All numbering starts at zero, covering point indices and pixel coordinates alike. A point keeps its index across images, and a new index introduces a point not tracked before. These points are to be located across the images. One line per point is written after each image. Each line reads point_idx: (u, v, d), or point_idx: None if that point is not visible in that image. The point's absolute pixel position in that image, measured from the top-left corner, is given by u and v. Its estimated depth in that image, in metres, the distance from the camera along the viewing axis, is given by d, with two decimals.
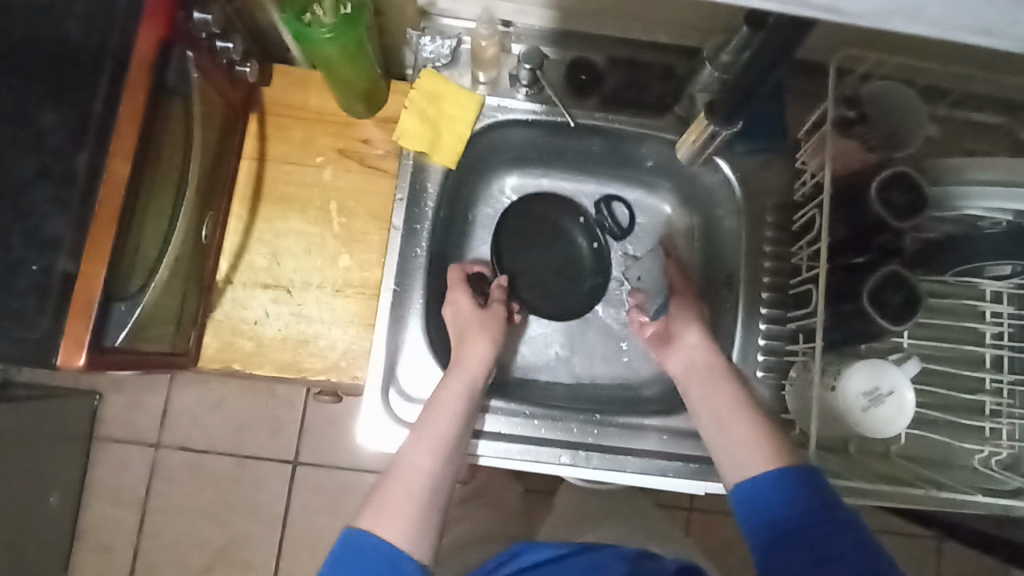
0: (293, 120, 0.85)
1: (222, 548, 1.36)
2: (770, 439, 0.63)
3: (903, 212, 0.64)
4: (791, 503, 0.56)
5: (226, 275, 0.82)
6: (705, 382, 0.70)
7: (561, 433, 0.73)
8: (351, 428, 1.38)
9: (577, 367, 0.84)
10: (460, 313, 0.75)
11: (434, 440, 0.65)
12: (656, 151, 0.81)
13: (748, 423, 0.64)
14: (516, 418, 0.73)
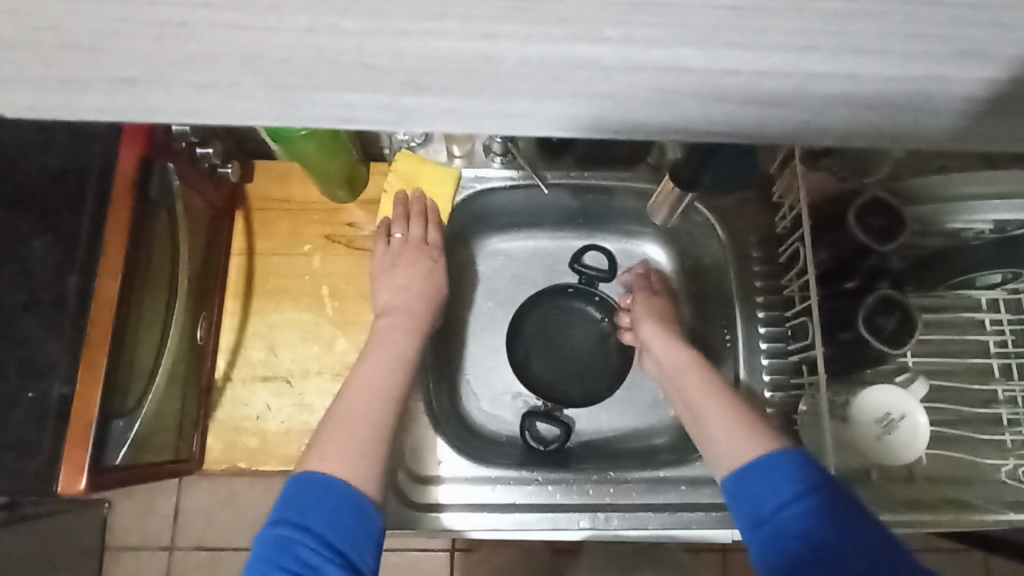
0: (278, 213, 0.87)
1: None
2: (755, 418, 0.61)
3: (884, 235, 0.64)
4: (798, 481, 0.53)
5: (224, 372, 0.82)
6: (693, 372, 0.67)
7: (578, 497, 0.71)
8: None
9: (588, 422, 0.83)
10: (426, 266, 0.72)
11: (356, 394, 0.62)
12: (635, 201, 0.84)
13: (727, 408, 0.63)
14: (530, 484, 0.71)
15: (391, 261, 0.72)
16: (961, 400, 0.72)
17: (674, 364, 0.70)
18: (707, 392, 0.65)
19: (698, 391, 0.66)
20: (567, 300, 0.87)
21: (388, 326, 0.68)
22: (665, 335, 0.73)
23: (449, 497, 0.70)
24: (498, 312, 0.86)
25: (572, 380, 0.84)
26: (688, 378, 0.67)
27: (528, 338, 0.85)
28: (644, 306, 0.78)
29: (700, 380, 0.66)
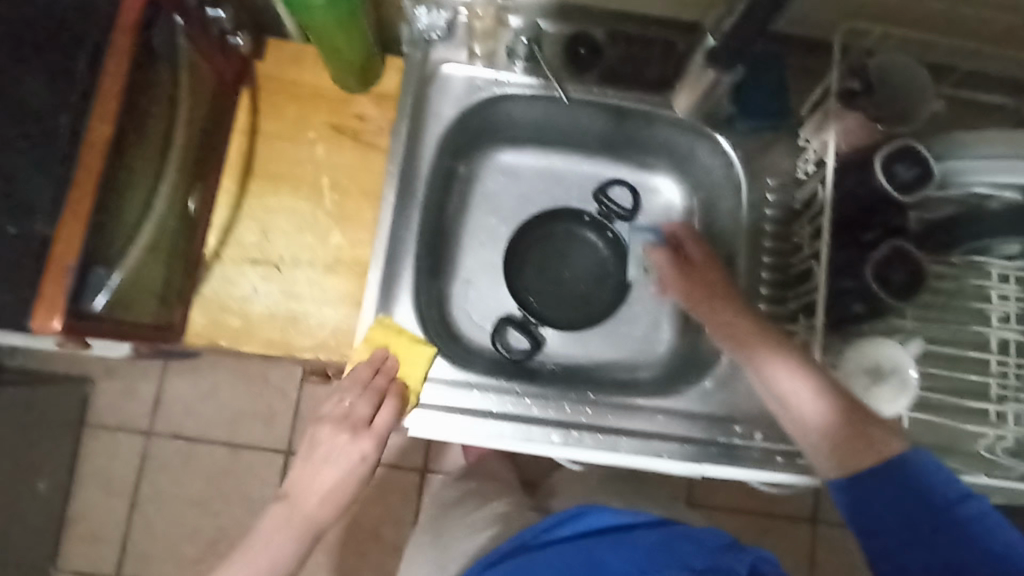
0: (286, 96, 0.84)
1: (216, 540, 1.36)
2: (864, 419, 0.58)
3: (909, 186, 0.61)
4: (913, 502, 0.53)
5: (215, 250, 0.80)
6: (776, 360, 0.63)
7: (554, 413, 0.71)
8: None
9: (572, 347, 0.84)
10: (342, 463, 0.60)
11: (311, 506, 0.59)
12: (657, 130, 0.80)
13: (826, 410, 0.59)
14: (508, 395, 0.71)
15: (326, 457, 0.60)
16: (953, 369, 0.71)
17: (751, 351, 0.66)
18: (800, 391, 0.61)
19: (784, 388, 0.62)
20: (573, 225, 0.85)
21: (287, 495, 0.60)
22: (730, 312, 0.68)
23: (426, 396, 0.70)
24: (499, 227, 0.84)
25: (563, 305, 0.84)
26: (769, 369, 0.63)
27: (526, 256, 0.84)
28: (687, 269, 0.73)
29: (783, 377, 0.62)
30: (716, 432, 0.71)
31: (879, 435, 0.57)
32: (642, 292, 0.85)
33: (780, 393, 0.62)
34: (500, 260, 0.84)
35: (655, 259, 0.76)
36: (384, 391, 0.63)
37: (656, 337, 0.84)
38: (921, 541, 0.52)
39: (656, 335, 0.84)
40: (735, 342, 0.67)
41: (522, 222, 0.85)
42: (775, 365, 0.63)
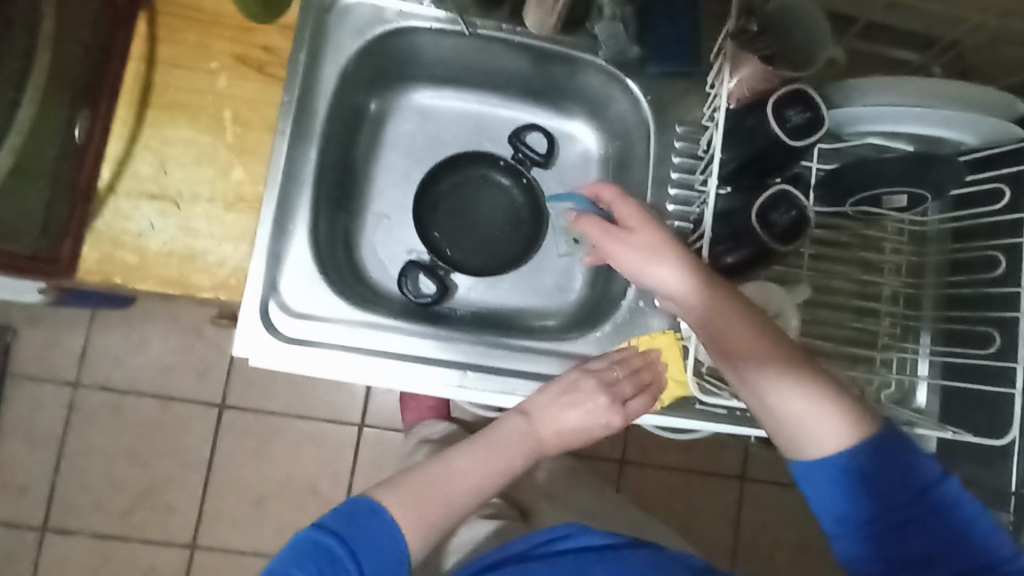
0: (186, 21, 0.79)
1: (145, 492, 1.35)
2: (858, 419, 0.57)
3: (799, 131, 0.62)
4: (885, 487, 0.55)
5: (108, 183, 0.76)
6: (746, 347, 0.59)
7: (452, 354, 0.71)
8: (283, 376, 1.39)
9: (483, 294, 0.83)
10: (583, 412, 0.68)
11: (549, 436, 0.68)
12: (570, 72, 0.79)
13: (809, 412, 0.57)
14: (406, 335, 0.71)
15: (566, 390, 0.68)
16: (842, 317, 0.73)
17: (715, 335, 0.61)
18: (783, 394, 0.58)
19: (756, 379, 0.59)
20: (487, 169, 0.84)
21: (501, 425, 0.68)
22: (684, 291, 0.62)
23: (321, 336, 0.68)
24: (411, 170, 0.83)
25: (475, 251, 0.83)
26: (738, 358, 0.60)
27: (437, 200, 0.83)
28: (629, 242, 0.64)
29: (752, 367, 0.59)
30: None
31: (857, 417, 0.57)
32: (557, 239, 0.84)
33: (750, 381, 0.59)
34: (411, 204, 0.82)
35: (584, 229, 0.66)
36: (648, 388, 0.69)
37: (569, 284, 0.84)
38: (887, 521, 0.55)
39: (569, 282, 0.84)
40: (709, 337, 0.61)
41: (434, 165, 0.83)
42: (757, 365, 0.59)
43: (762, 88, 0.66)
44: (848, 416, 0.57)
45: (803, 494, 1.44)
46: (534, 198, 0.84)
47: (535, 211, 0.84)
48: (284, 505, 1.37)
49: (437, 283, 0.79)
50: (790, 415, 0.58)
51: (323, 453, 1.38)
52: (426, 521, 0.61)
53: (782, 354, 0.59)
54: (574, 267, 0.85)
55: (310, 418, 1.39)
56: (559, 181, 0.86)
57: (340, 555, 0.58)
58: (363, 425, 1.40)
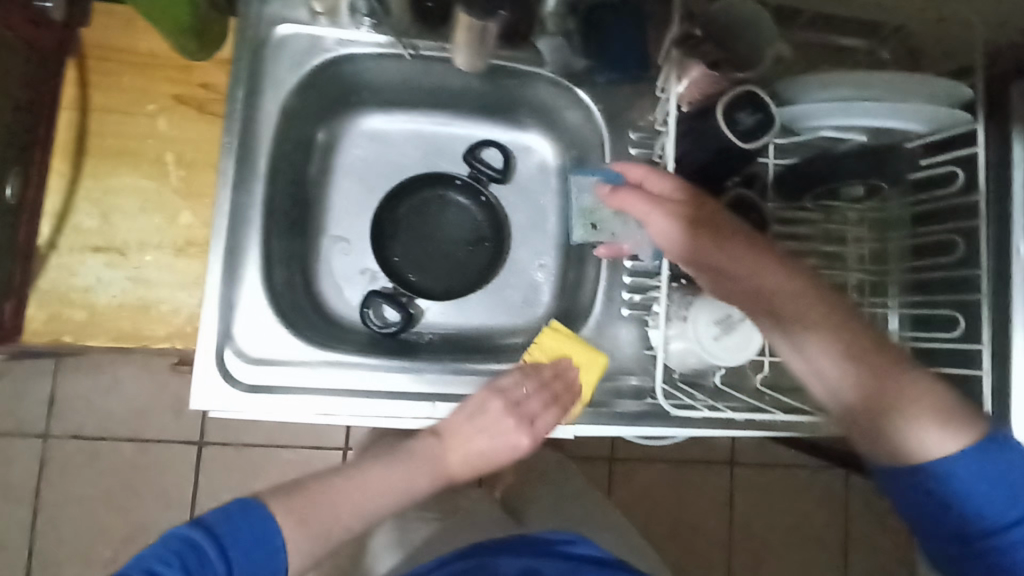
0: (117, 62, 0.76)
1: (129, 538, 1.31)
2: (943, 394, 0.53)
3: (751, 133, 0.61)
4: (932, 522, 0.53)
5: (49, 239, 0.74)
6: (810, 328, 0.56)
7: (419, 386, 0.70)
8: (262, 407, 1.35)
9: (449, 318, 0.82)
10: (489, 445, 0.65)
11: (455, 462, 0.64)
12: (520, 86, 0.78)
13: (892, 384, 0.54)
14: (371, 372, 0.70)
15: (484, 419, 0.65)
16: None
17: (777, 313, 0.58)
18: (867, 368, 0.55)
19: (822, 363, 0.56)
20: (445, 189, 0.83)
21: (416, 446, 0.64)
22: (741, 266, 0.59)
23: (281, 379, 0.66)
24: (366, 197, 0.81)
25: (438, 276, 0.82)
26: (802, 337, 0.57)
27: (395, 226, 0.81)
28: (677, 216, 0.61)
29: (818, 348, 0.56)
30: (585, 393, 0.71)
31: (936, 409, 0.53)
32: (519, 255, 0.84)
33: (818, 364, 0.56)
34: (369, 231, 0.81)
35: (622, 203, 0.64)
36: (559, 400, 0.67)
37: (536, 300, 0.83)
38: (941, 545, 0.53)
39: (535, 298, 0.83)
40: (772, 309, 0.59)
41: (390, 189, 0.81)
42: (832, 338, 0.56)
43: (711, 91, 0.65)
44: (931, 390, 0.54)
45: (793, 473, 1.45)
46: (494, 215, 0.83)
47: (495, 229, 0.83)
48: None
49: (400, 310, 0.77)
50: (874, 390, 0.54)
51: None
52: (314, 529, 0.58)
53: (854, 334, 0.55)
54: (540, 283, 0.84)
55: (294, 447, 1.33)
56: (518, 194, 0.85)
57: (210, 553, 0.54)
58: (348, 450, 1.38)
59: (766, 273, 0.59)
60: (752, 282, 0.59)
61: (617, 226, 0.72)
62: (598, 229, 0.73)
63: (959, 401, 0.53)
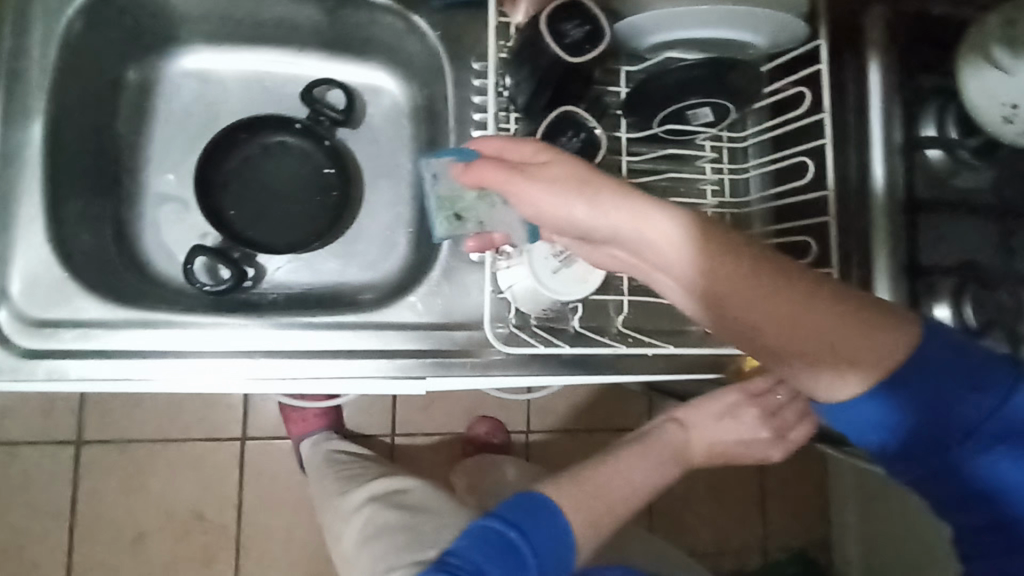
0: None
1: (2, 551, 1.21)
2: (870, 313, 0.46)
3: (580, 46, 0.57)
4: (938, 415, 0.46)
5: None
6: (735, 286, 0.45)
7: (238, 344, 0.63)
8: (145, 399, 1.26)
9: (295, 272, 0.75)
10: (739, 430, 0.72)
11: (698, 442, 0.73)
12: (352, 15, 0.71)
13: (825, 321, 0.45)
14: (182, 328, 0.63)
15: (731, 413, 0.73)
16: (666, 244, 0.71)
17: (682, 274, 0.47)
18: (799, 315, 0.45)
19: (750, 320, 0.46)
20: (284, 135, 0.76)
21: (662, 435, 0.73)
22: (629, 226, 0.47)
23: (71, 341, 0.59)
24: (191, 145, 0.74)
25: (278, 227, 0.74)
26: (719, 297, 0.46)
27: (227, 176, 0.74)
28: (547, 185, 0.49)
29: (745, 305, 0.45)
30: (432, 342, 0.66)
31: (865, 325, 0.46)
32: (371, 202, 0.77)
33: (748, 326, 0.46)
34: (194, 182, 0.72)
35: (476, 179, 0.50)
36: (781, 416, 0.72)
37: (393, 250, 0.77)
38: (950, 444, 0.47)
39: (393, 248, 0.77)
40: (695, 283, 0.46)
41: (216, 134, 0.73)
42: (760, 291, 0.45)
43: (541, 6, 0.61)
44: (862, 313, 0.46)
45: None
46: (339, 161, 0.76)
47: (342, 174, 0.76)
48: (166, 538, 1.25)
49: (230, 266, 0.69)
50: (813, 341, 0.46)
51: (204, 475, 1.26)
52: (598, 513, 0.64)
53: (782, 280, 0.45)
54: (396, 232, 0.77)
55: (185, 438, 1.26)
56: (366, 139, 0.78)
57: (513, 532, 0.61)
58: (246, 439, 1.28)
59: (668, 231, 0.46)
60: (664, 250, 0.47)
61: (483, 217, 0.57)
62: (463, 221, 0.58)
63: (889, 319, 0.46)
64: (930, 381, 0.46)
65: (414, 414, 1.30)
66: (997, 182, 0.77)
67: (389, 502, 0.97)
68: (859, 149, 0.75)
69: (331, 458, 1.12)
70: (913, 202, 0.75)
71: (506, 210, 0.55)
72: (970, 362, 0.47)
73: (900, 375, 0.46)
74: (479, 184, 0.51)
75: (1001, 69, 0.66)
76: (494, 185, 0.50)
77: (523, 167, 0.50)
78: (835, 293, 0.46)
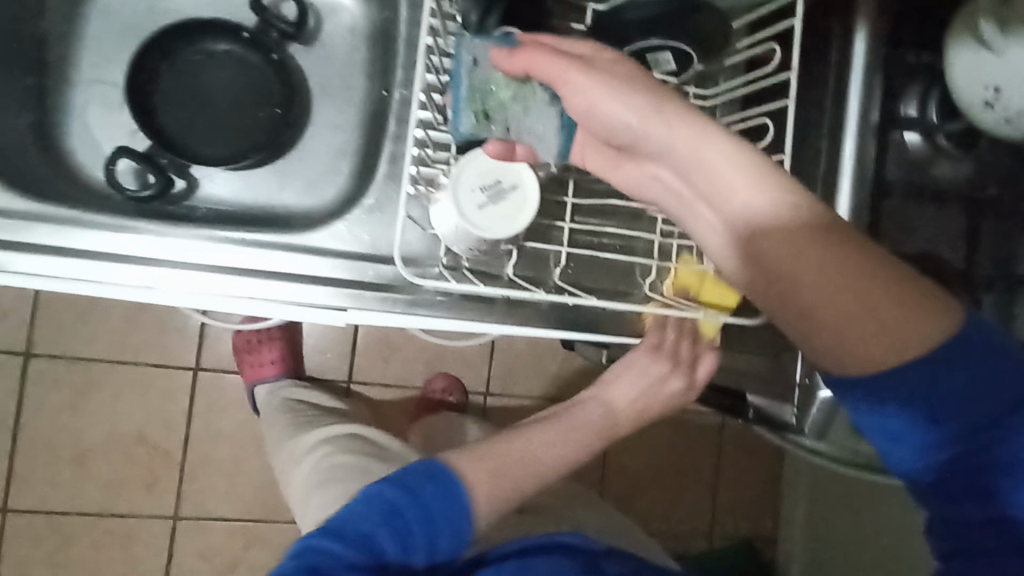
0: None
1: None
2: (908, 291, 0.41)
3: None
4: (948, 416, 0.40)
5: None
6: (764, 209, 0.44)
7: (147, 252, 0.60)
8: (98, 319, 1.23)
9: (230, 190, 0.72)
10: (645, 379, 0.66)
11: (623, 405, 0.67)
12: None
13: (843, 277, 0.41)
14: (87, 228, 0.59)
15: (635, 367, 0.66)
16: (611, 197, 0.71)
17: (708, 198, 0.47)
18: (817, 258, 0.42)
19: (755, 258, 0.45)
20: (230, 44, 0.71)
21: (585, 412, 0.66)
22: (671, 134, 0.47)
23: None
24: (128, 44, 0.70)
25: (213, 140, 0.71)
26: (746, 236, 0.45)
27: (164, 78, 0.70)
28: (604, 83, 0.49)
29: (756, 237, 0.44)
30: (356, 274, 0.63)
31: (908, 314, 0.40)
32: (318, 126, 0.74)
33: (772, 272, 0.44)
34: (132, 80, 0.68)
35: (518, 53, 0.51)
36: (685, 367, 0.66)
37: (337, 178, 0.73)
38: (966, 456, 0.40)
39: (336, 174, 0.73)
40: (723, 202, 0.46)
41: (156, 32, 0.69)
42: (778, 220, 0.43)
43: None
44: (899, 287, 0.41)
45: (678, 416, 1.40)
46: (288, 77, 0.72)
47: (287, 92, 0.71)
48: (110, 460, 1.24)
49: (155, 173, 0.66)
50: (819, 289, 0.42)
51: (153, 401, 1.25)
52: (500, 485, 0.59)
53: (817, 216, 0.43)
54: (342, 160, 0.73)
55: (137, 362, 1.24)
56: (318, 58, 0.74)
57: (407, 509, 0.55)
58: (198, 369, 1.26)
59: (707, 146, 0.46)
60: (697, 161, 0.47)
61: (516, 118, 0.54)
62: (491, 123, 0.54)
63: (933, 306, 0.40)
64: (940, 381, 0.40)
65: (372, 363, 1.28)
66: (975, 174, 0.73)
67: (350, 448, 0.92)
68: (831, 123, 0.71)
69: (290, 407, 1.10)
70: (882, 186, 0.71)
71: (547, 113, 0.55)
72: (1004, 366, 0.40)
73: (929, 370, 0.40)
74: (525, 72, 0.51)
75: (988, 49, 0.62)
76: (541, 72, 0.50)
77: (582, 58, 0.50)
78: (873, 255, 0.41)
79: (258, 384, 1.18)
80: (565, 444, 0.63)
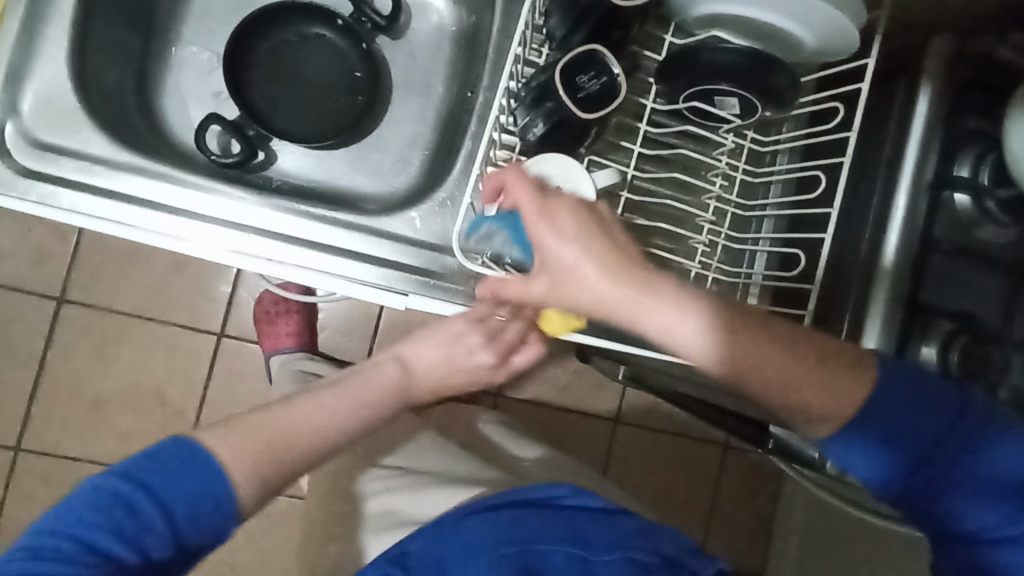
0: None
1: None
2: (828, 361, 0.50)
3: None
4: (911, 453, 0.51)
5: None
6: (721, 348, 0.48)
7: (230, 216, 0.63)
8: (134, 273, 1.26)
9: (304, 166, 0.75)
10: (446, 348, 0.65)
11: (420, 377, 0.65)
12: None
13: (795, 368, 0.50)
14: (178, 187, 0.62)
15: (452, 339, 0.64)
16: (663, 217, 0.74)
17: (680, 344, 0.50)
18: (778, 369, 0.49)
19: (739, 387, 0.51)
20: (325, 29, 0.75)
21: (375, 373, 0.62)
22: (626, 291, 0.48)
23: (68, 174, 0.59)
24: (230, 18, 0.73)
25: (296, 117, 0.74)
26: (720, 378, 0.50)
27: (259, 53, 0.73)
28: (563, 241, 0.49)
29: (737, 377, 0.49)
30: (421, 263, 0.66)
31: (838, 382, 0.50)
32: (394, 117, 0.77)
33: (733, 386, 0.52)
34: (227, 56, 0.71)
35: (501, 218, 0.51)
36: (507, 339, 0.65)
37: (406, 168, 0.76)
38: (925, 481, 0.51)
39: (405, 164, 0.76)
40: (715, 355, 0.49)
41: (258, 9, 0.72)
42: (750, 356, 0.49)
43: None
44: (827, 363, 0.50)
45: (683, 441, 1.42)
46: (374, 67, 0.75)
47: (371, 81, 0.75)
48: (125, 412, 1.26)
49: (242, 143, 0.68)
50: (790, 386, 0.50)
51: (175, 360, 1.27)
52: (265, 472, 0.51)
53: (757, 339, 0.49)
54: (413, 152, 0.76)
55: (165, 320, 1.27)
56: (403, 53, 0.78)
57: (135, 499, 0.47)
58: (222, 335, 1.28)
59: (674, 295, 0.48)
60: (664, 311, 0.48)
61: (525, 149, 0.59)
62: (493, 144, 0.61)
63: (853, 371, 0.50)
64: (902, 423, 0.51)
65: None
66: (1017, 242, 0.76)
67: None
68: (886, 176, 0.74)
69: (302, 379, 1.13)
70: (927, 242, 0.73)
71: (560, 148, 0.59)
72: (943, 404, 0.51)
73: (878, 413, 0.50)
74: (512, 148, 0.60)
75: None
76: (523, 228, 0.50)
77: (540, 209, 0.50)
78: (798, 345, 0.50)
79: (274, 354, 1.21)
80: (375, 418, 0.60)
